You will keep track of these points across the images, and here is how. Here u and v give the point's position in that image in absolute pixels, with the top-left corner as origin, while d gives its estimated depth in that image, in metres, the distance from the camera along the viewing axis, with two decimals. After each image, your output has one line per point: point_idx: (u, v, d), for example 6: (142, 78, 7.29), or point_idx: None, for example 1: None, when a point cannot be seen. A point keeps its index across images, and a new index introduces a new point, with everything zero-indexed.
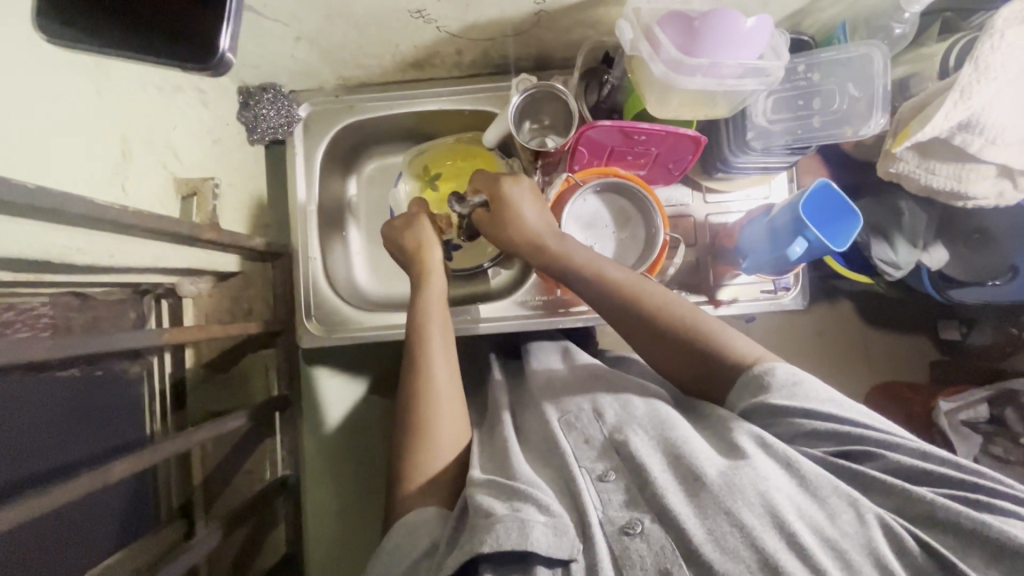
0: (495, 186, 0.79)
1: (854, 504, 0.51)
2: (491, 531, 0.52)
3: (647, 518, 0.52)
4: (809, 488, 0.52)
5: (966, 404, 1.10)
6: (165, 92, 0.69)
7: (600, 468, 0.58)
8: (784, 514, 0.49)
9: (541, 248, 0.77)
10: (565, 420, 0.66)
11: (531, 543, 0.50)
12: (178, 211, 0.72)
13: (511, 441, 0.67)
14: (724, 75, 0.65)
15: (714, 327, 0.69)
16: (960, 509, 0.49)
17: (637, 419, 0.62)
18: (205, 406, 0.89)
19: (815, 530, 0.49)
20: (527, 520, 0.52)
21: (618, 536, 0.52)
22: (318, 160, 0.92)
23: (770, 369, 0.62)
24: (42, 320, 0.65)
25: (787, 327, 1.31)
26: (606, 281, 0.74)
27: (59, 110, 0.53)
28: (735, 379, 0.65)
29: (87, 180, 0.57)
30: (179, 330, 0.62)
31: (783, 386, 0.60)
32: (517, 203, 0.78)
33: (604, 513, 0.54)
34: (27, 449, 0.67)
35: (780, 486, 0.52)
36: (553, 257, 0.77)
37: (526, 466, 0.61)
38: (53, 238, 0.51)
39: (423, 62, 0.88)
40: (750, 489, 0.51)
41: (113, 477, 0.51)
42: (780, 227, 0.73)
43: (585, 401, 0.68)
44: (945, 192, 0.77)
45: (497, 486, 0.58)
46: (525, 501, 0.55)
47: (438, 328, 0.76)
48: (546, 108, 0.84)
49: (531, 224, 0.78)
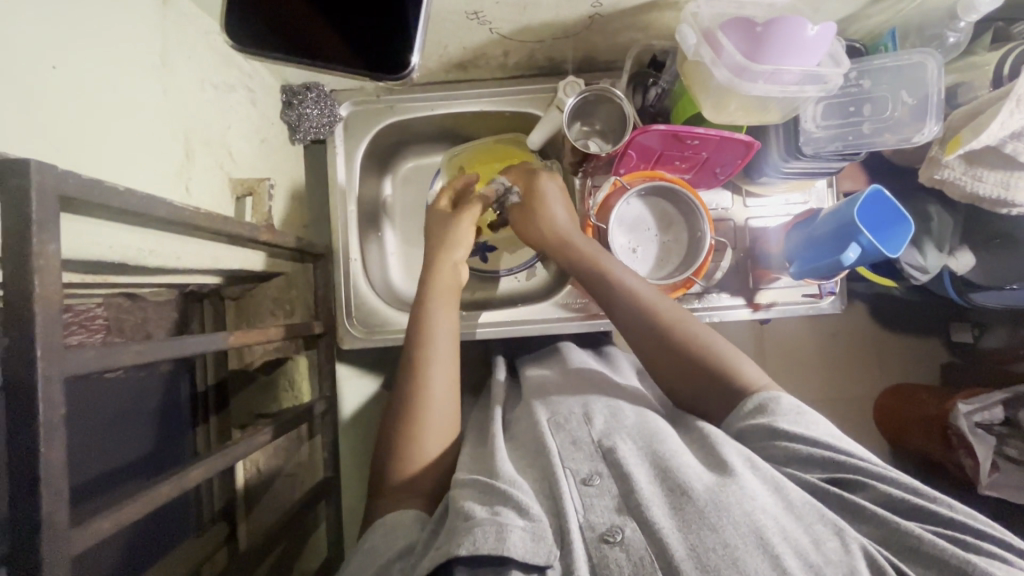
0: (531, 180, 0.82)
1: (840, 532, 0.49)
2: (468, 534, 0.50)
3: (629, 527, 0.50)
4: (792, 508, 0.51)
5: (982, 407, 1.07)
6: (219, 91, 0.68)
7: (586, 470, 0.57)
8: (769, 535, 0.48)
9: (568, 242, 0.78)
10: (554, 420, 0.65)
11: (507, 547, 0.49)
12: (232, 211, 0.72)
13: (496, 440, 0.66)
14: (786, 81, 0.65)
15: (728, 355, 0.69)
16: (942, 545, 0.48)
17: (626, 429, 0.62)
18: (246, 408, 0.88)
19: (794, 547, 0.47)
20: (506, 523, 0.51)
21: (597, 544, 0.50)
22: (359, 160, 0.91)
23: (776, 397, 0.62)
24: (98, 321, 0.65)
25: (808, 329, 1.32)
26: (625, 286, 0.74)
27: (135, 112, 0.53)
28: (736, 406, 0.65)
29: (155, 181, 0.56)
30: (241, 333, 0.61)
31: (788, 413, 0.60)
32: (550, 200, 0.81)
33: (585, 519, 0.52)
34: (80, 452, 0.66)
35: (765, 504, 0.50)
36: (578, 252, 0.78)
37: (510, 466, 0.60)
38: (130, 240, 0.50)
39: (469, 63, 0.88)
40: (737, 509, 0.49)
41: (190, 482, 0.50)
42: (832, 232, 0.73)
43: (577, 407, 0.67)
44: (989, 199, 0.78)
45: (480, 486, 0.57)
46: (505, 504, 0.53)
47: (444, 325, 0.75)
48: (595, 111, 0.85)
49: (558, 220, 0.80)
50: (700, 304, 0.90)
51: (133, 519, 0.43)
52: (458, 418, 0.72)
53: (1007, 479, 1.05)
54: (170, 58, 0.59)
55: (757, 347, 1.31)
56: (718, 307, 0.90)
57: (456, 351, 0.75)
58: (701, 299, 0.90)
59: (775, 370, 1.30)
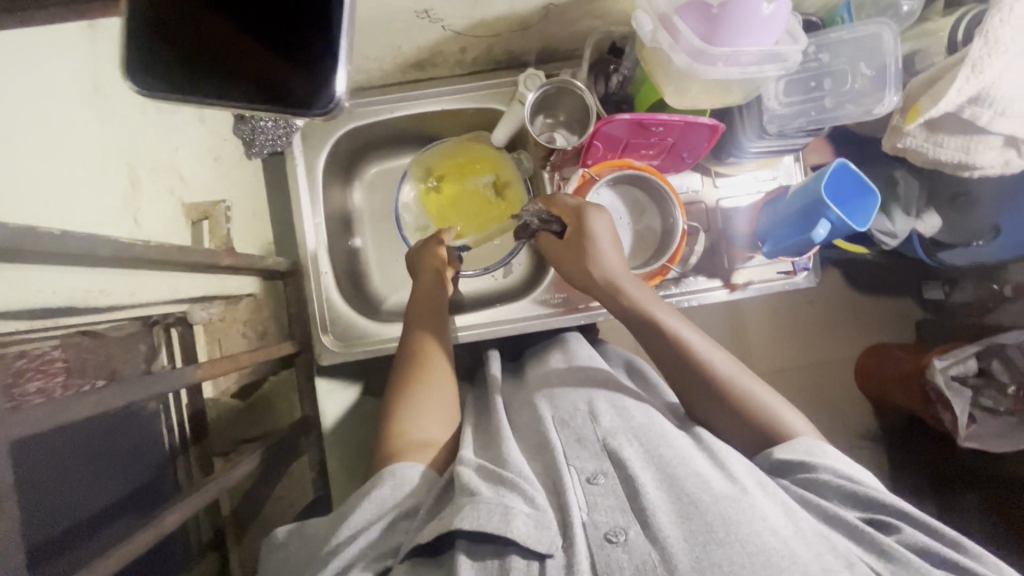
0: (579, 217, 0.73)
1: (852, 566, 0.49)
2: (473, 509, 0.51)
3: (633, 529, 0.51)
4: (801, 533, 0.51)
5: (957, 361, 1.09)
6: (162, 113, 0.65)
7: (591, 469, 0.57)
8: (776, 556, 0.48)
9: (615, 287, 0.72)
10: (559, 418, 0.64)
11: (510, 528, 0.50)
12: (189, 237, 0.69)
13: (501, 429, 0.66)
14: (745, 62, 0.64)
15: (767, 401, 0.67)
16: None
17: (633, 429, 0.61)
18: (228, 434, 0.84)
19: (803, 573, 0.47)
20: (511, 507, 0.52)
21: (601, 543, 0.50)
22: (321, 170, 0.89)
23: (818, 443, 0.63)
24: (57, 365, 0.60)
25: (787, 300, 1.33)
26: (674, 336, 0.69)
27: (65, 146, 0.50)
28: (776, 445, 0.64)
29: (100, 215, 0.53)
30: (209, 364, 0.59)
31: (829, 456, 0.61)
32: (603, 240, 0.73)
33: (588, 516, 0.52)
34: (59, 498, 0.61)
35: (774, 523, 0.51)
36: (626, 298, 0.72)
37: (516, 452, 0.60)
38: (70, 280, 0.48)
39: (425, 62, 0.85)
40: (746, 528, 0.49)
41: (168, 526, 0.49)
42: (800, 210, 0.73)
43: (581, 402, 0.65)
44: (951, 163, 0.79)
45: (485, 469, 0.58)
46: (512, 489, 0.54)
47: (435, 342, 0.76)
48: (559, 103, 0.84)
49: (608, 262, 0.73)
50: (678, 289, 0.89)
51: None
52: (452, 407, 0.72)
53: (983, 430, 1.08)
54: (105, 85, 0.55)
55: (737, 323, 1.32)
56: (695, 291, 0.89)
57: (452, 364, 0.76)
58: (679, 284, 0.89)
59: (754, 344, 1.32)
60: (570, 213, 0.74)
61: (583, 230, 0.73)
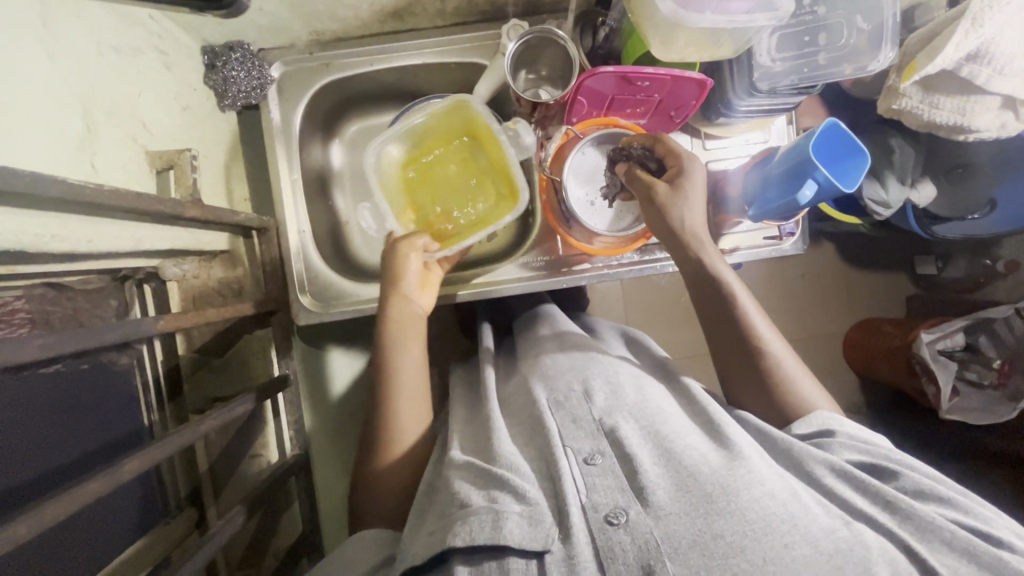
0: (685, 162, 0.70)
1: (848, 525, 0.50)
2: (464, 525, 0.50)
3: (633, 509, 0.50)
4: (799, 497, 0.51)
5: (944, 335, 1.08)
6: (120, 56, 0.62)
7: (587, 449, 0.55)
8: (778, 523, 0.48)
9: (697, 243, 0.69)
10: (553, 398, 0.61)
11: (503, 537, 0.48)
12: (154, 187, 0.67)
13: (491, 413, 0.64)
14: (734, 10, 0.61)
15: (790, 384, 0.66)
16: (974, 542, 0.49)
17: (627, 406, 0.60)
18: (203, 392, 0.84)
19: (804, 536, 0.47)
20: (502, 510, 0.50)
21: (601, 526, 0.49)
22: (298, 124, 0.86)
23: (836, 418, 0.62)
24: (19, 315, 0.59)
25: (783, 274, 1.29)
26: (740, 310, 0.68)
27: (11, 77, 0.47)
28: (791, 422, 0.64)
29: (56, 159, 0.52)
30: (173, 317, 0.57)
31: (840, 418, 0.62)
32: (698, 194, 0.70)
33: (588, 499, 0.51)
34: (31, 454, 0.61)
35: (773, 488, 0.51)
36: (706, 259, 0.69)
37: (508, 445, 0.58)
38: (18, 224, 0.47)
39: (404, 12, 0.82)
40: (746, 495, 0.49)
41: (127, 475, 0.48)
42: (787, 170, 0.70)
43: (576, 381, 0.63)
44: (946, 126, 0.76)
45: (475, 470, 0.55)
46: (502, 489, 0.52)
47: (408, 371, 0.71)
48: (542, 57, 0.81)
49: (695, 219, 0.69)
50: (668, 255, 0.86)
51: (53, 519, 0.41)
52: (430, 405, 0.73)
53: (965, 402, 1.08)
54: (51, 19, 0.52)
55: None
56: None
57: (425, 383, 0.73)
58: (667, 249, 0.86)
59: None
60: (676, 158, 0.71)
61: (688, 175, 0.69)
